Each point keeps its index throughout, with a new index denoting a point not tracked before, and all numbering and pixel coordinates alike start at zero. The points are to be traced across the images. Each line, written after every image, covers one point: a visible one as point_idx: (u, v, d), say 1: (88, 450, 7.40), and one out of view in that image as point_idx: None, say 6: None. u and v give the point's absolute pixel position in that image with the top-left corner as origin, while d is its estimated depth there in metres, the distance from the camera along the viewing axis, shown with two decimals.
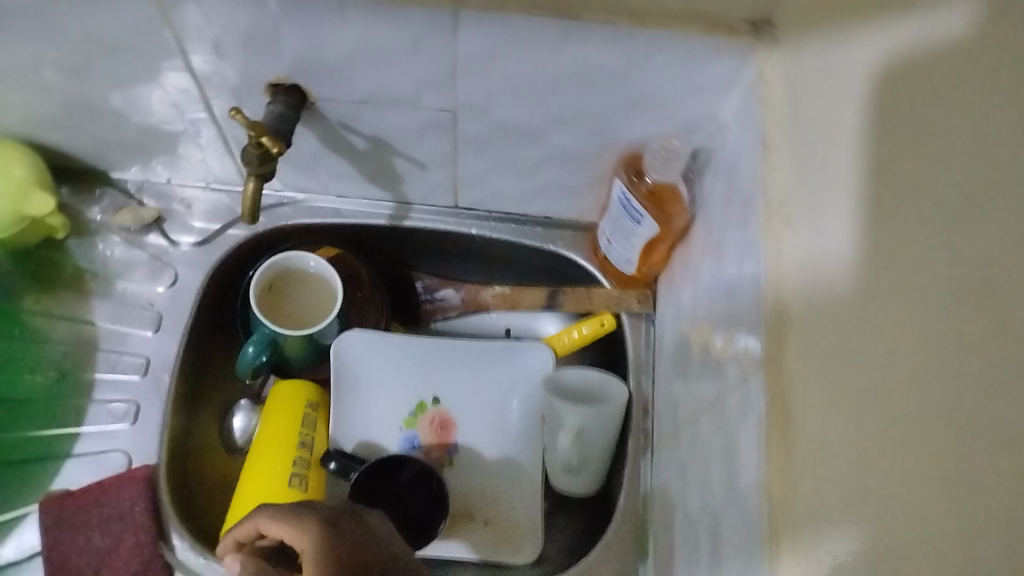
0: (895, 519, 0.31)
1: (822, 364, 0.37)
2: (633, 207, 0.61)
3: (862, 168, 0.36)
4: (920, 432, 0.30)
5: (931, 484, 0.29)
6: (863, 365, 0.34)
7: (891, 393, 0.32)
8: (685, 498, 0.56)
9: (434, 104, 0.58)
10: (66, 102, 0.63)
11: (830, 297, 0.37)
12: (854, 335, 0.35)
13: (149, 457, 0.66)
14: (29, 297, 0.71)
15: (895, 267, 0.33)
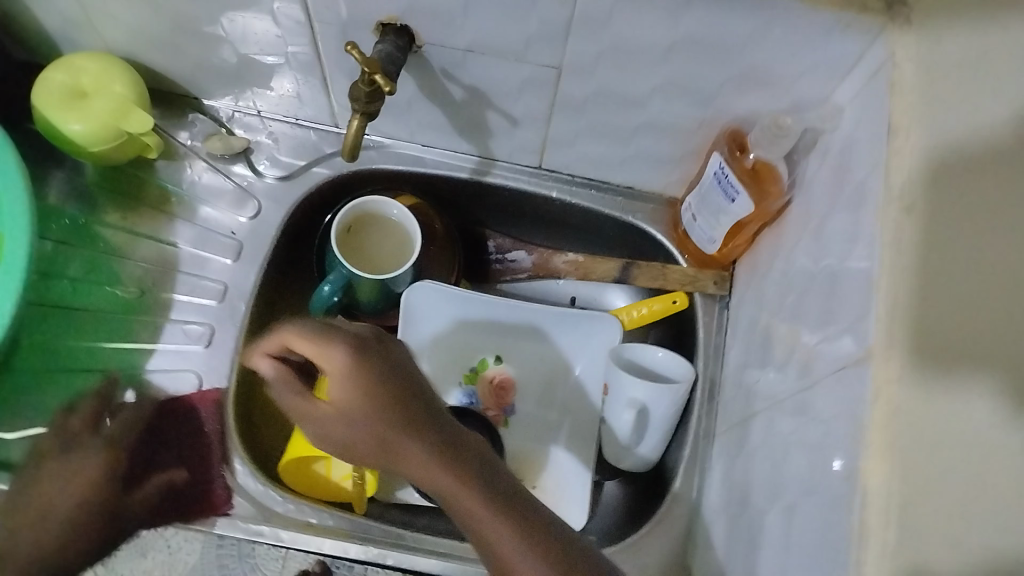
0: (931, 486, 0.35)
1: (925, 313, 0.39)
2: (730, 183, 0.60)
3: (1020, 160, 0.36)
4: (982, 427, 0.34)
5: (975, 481, 0.34)
6: (966, 334, 0.36)
7: (976, 376, 0.35)
8: (746, 486, 0.56)
9: (540, 58, 0.58)
10: (172, 23, 0.63)
11: (941, 338, 0.37)
12: (969, 308, 0.36)
13: (219, 380, 0.68)
14: (114, 213, 0.72)
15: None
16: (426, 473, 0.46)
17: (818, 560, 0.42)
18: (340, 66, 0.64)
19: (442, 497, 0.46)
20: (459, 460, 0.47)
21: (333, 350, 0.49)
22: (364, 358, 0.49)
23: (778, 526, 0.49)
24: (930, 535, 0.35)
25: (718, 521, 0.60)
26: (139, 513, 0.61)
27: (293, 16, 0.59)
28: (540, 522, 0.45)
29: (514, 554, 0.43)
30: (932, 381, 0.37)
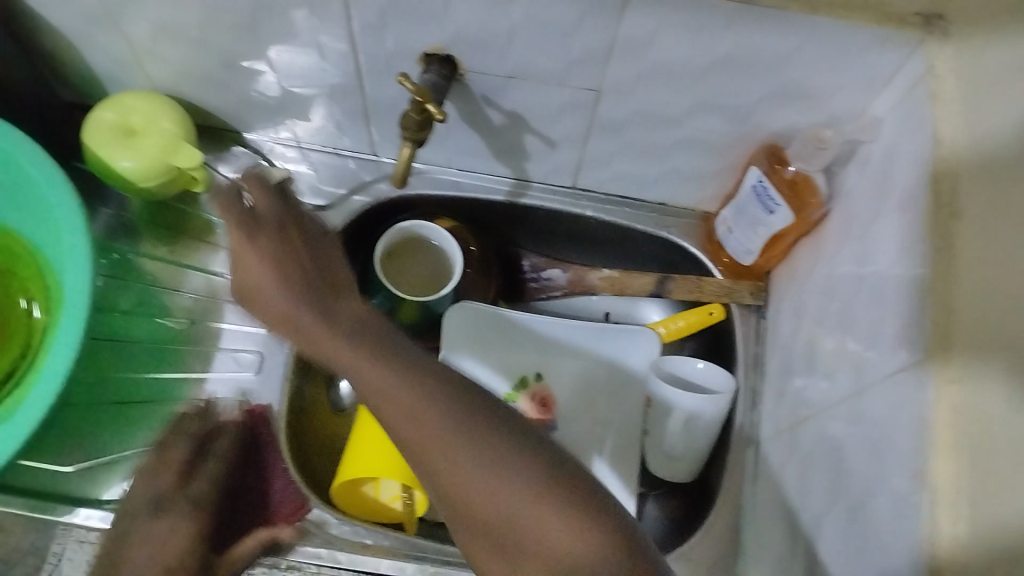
0: (997, 477, 0.37)
1: (981, 310, 0.40)
2: (769, 196, 0.61)
3: None
4: None
5: None
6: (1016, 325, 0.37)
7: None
8: (799, 491, 0.57)
9: (581, 82, 0.60)
10: (219, 60, 0.65)
11: (993, 330, 0.39)
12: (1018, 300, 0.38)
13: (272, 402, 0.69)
14: (161, 247, 0.75)
15: None
16: (352, 363, 0.45)
17: (887, 558, 0.43)
18: (382, 96, 0.66)
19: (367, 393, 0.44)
20: (387, 352, 0.45)
21: (256, 241, 0.49)
22: (285, 245, 0.49)
23: (840, 530, 0.50)
24: (999, 528, 0.36)
25: (770, 527, 0.61)
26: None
27: (339, 49, 0.61)
28: (483, 407, 0.42)
29: (449, 445, 0.40)
30: (991, 375, 0.38)
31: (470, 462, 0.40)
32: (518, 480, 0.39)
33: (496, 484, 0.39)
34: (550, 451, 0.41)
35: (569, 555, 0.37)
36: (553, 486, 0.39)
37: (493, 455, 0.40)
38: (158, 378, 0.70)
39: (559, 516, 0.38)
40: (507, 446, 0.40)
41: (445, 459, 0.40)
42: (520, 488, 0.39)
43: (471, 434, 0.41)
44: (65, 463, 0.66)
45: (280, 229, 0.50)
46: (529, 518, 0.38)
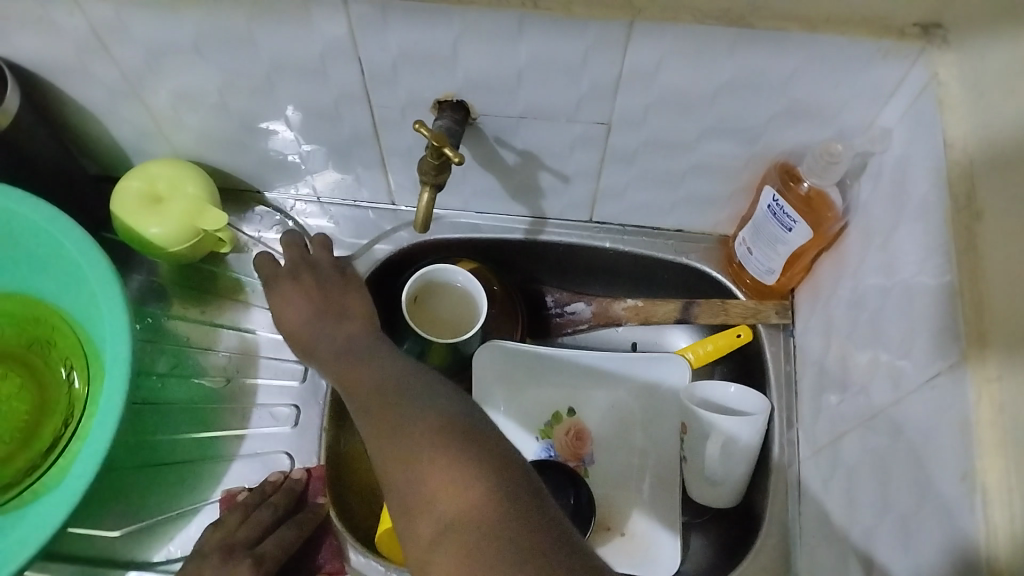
0: None
1: (1011, 311, 0.40)
2: (786, 213, 0.62)
3: None
4: None
5: None
6: None
7: None
8: (846, 507, 0.56)
9: (591, 116, 0.61)
10: (239, 122, 0.67)
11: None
12: None
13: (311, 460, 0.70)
14: (193, 308, 0.76)
15: None
16: (349, 368, 0.53)
17: (944, 568, 0.42)
18: (396, 146, 0.68)
19: (348, 389, 0.51)
20: (376, 361, 0.52)
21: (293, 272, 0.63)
22: (319, 277, 0.62)
23: (893, 544, 0.49)
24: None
25: (822, 547, 0.60)
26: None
27: (353, 102, 0.63)
28: (423, 391, 0.47)
29: (384, 417, 0.46)
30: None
31: (392, 429, 0.45)
32: (423, 440, 0.43)
33: (406, 445, 0.43)
34: (466, 423, 0.44)
35: (453, 503, 0.40)
36: (452, 447, 0.42)
37: (410, 422, 0.44)
38: (196, 438, 0.71)
39: (451, 470, 0.41)
40: (424, 416, 0.44)
41: (377, 433, 0.45)
42: (421, 446, 0.43)
43: (401, 410, 0.46)
44: (110, 528, 0.67)
45: (310, 267, 0.64)
46: (427, 472, 0.42)
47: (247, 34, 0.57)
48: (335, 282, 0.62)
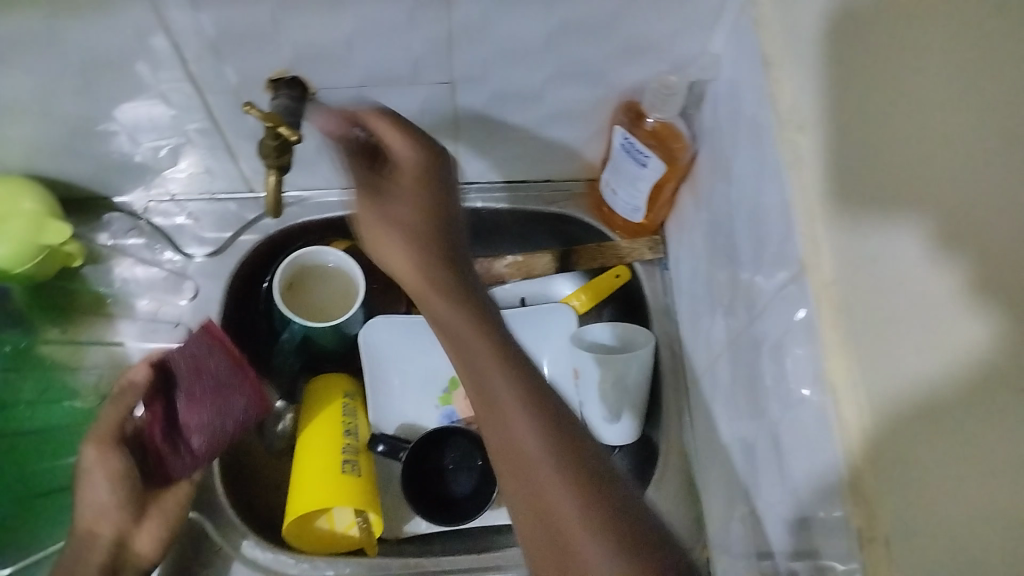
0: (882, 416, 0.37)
1: (841, 232, 0.41)
2: (637, 150, 0.64)
3: (892, 80, 0.38)
4: (900, 347, 0.36)
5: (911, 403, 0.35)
6: (875, 257, 0.38)
7: (886, 303, 0.37)
8: (728, 424, 0.58)
9: (432, 78, 0.60)
10: (67, 128, 0.63)
11: (853, 253, 0.40)
12: (870, 231, 0.38)
13: None
14: (54, 329, 0.73)
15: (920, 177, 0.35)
16: (476, 363, 0.48)
17: (806, 470, 0.44)
18: (241, 132, 0.66)
19: (496, 408, 0.46)
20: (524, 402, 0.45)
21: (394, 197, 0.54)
22: (414, 207, 0.53)
23: (768, 452, 0.51)
24: (891, 404, 0.36)
25: (714, 464, 0.62)
26: (148, 553, 0.58)
27: (183, 92, 0.60)
28: (577, 443, 0.44)
29: (534, 458, 0.43)
30: (865, 310, 0.38)
31: (545, 474, 0.42)
32: (576, 503, 0.41)
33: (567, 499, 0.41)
34: (609, 476, 0.42)
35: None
36: (609, 517, 0.40)
37: (568, 477, 0.42)
38: (73, 463, 0.68)
39: (617, 553, 0.39)
40: (586, 476, 0.42)
41: (531, 476, 0.43)
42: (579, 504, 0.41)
43: (557, 459, 0.43)
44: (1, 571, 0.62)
45: (435, 210, 0.54)
46: (591, 544, 0.39)
47: (51, 35, 0.53)
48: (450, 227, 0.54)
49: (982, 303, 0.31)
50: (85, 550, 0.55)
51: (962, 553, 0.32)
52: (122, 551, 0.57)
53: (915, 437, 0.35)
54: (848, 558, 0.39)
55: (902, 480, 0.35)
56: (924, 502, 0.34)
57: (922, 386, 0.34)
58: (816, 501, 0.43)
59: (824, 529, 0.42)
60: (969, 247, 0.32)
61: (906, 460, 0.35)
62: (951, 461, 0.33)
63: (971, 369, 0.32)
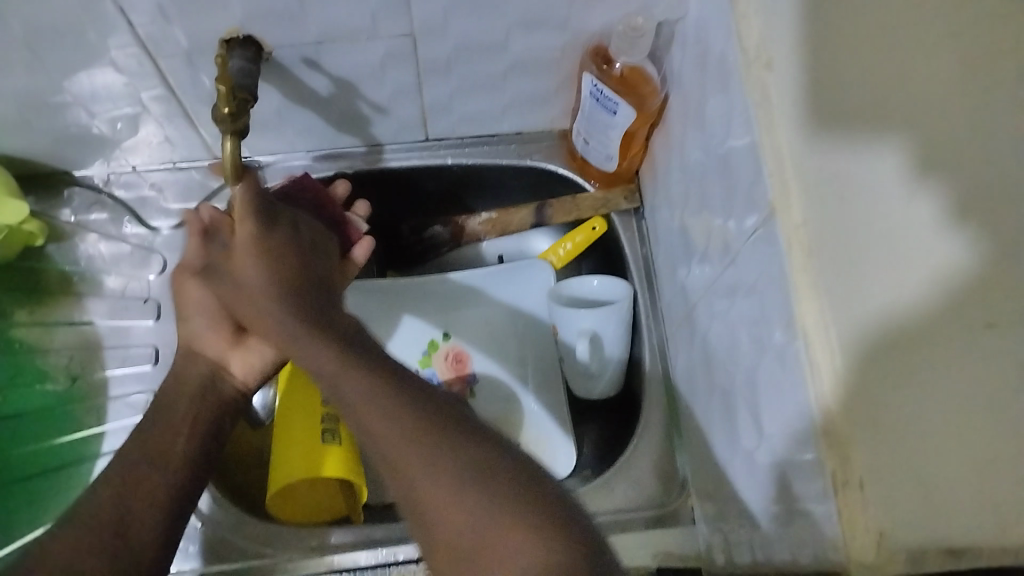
0: (858, 380, 0.35)
1: (818, 169, 0.38)
2: (607, 96, 0.62)
3: (835, 51, 0.38)
4: (879, 303, 0.34)
5: (898, 357, 0.34)
6: (845, 211, 0.36)
7: (852, 257, 0.36)
8: (707, 372, 0.58)
9: (391, 31, 0.58)
10: (18, 102, 0.61)
11: (830, 186, 0.37)
12: (844, 183, 0.37)
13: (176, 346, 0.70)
14: (22, 311, 0.71)
15: (888, 129, 0.35)
16: (324, 361, 0.46)
17: (780, 416, 0.44)
18: (198, 97, 0.63)
19: (363, 424, 0.43)
20: (371, 377, 0.44)
21: (243, 274, 0.52)
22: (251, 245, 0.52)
23: (746, 400, 0.50)
24: (867, 332, 0.35)
25: (694, 412, 0.62)
26: (244, 375, 0.60)
27: (134, 59, 0.58)
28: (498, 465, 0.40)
29: (421, 474, 0.40)
30: (840, 264, 0.36)
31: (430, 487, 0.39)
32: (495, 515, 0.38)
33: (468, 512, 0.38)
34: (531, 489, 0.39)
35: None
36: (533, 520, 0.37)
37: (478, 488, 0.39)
38: (54, 445, 0.67)
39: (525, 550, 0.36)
40: (494, 485, 0.39)
41: (431, 502, 0.39)
42: (490, 518, 0.38)
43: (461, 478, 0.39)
44: None
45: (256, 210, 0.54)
46: (506, 549, 0.37)
47: None
48: (315, 280, 0.53)
49: (968, 224, 0.32)
50: (189, 361, 0.59)
51: (935, 485, 0.32)
52: (222, 371, 0.59)
53: (892, 373, 0.34)
54: (822, 504, 0.38)
55: (880, 425, 0.34)
56: (909, 457, 0.33)
57: (907, 308, 0.34)
58: (792, 449, 0.42)
59: (799, 474, 0.41)
60: (958, 171, 0.33)
61: (882, 401, 0.34)
62: (943, 405, 0.33)
63: (955, 285, 0.32)
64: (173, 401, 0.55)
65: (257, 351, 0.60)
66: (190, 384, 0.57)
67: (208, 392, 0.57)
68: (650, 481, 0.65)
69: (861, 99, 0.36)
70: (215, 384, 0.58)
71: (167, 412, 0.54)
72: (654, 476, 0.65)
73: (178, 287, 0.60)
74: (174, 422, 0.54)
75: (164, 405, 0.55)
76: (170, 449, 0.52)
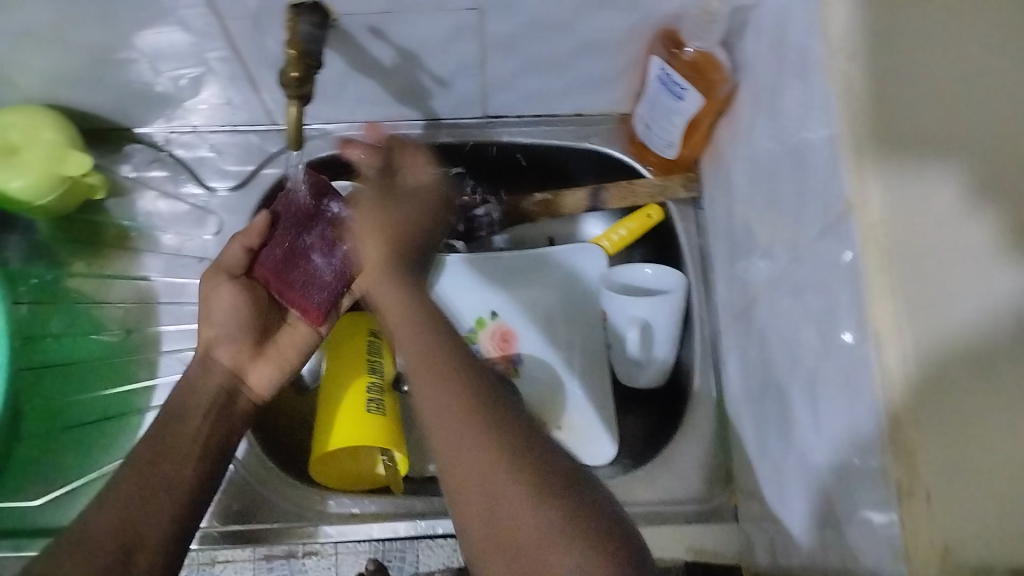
0: (928, 414, 0.34)
1: (897, 179, 0.37)
2: (675, 82, 0.61)
3: (923, 72, 0.38)
4: (948, 335, 0.34)
5: (962, 387, 0.33)
6: (925, 235, 0.36)
7: (926, 275, 0.35)
8: (762, 369, 0.57)
9: (459, 3, 0.57)
10: (87, 57, 0.62)
11: (902, 207, 0.36)
12: (924, 205, 0.36)
13: None
14: (81, 262, 0.73)
15: (969, 153, 0.36)
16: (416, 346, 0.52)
17: (840, 418, 0.42)
18: (263, 60, 0.63)
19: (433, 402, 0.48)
20: (460, 390, 0.48)
21: (371, 229, 0.59)
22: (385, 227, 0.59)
23: (805, 401, 0.48)
24: (943, 353, 0.34)
25: (745, 408, 0.61)
26: (261, 393, 0.62)
27: (202, 19, 0.58)
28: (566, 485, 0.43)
29: (500, 473, 0.44)
30: (918, 283, 0.35)
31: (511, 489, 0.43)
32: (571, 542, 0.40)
33: (546, 518, 0.41)
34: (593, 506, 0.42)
35: None
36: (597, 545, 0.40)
37: (561, 519, 0.41)
38: (104, 396, 0.68)
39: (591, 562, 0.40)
40: (558, 502, 0.42)
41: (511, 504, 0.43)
42: (548, 527, 0.41)
43: (536, 496, 0.42)
44: (31, 498, 0.64)
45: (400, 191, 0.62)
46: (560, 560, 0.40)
47: None
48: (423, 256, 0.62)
49: None
50: (204, 371, 0.60)
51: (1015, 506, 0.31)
52: (239, 381, 0.61)
53: (972, 395, 0.33)
54: (883, 515, 0.37)
55: (943, 460, 0.33)
56: (982, 486, 0.32)
57: (976, 332, 0.34)
58: (852, 453, 0.40)
59: (859, 478, 0.40)
60: (1020, 202, 0.34)
61: (958, 420, 0.33)
62: (1005, 431, 0.32)
63: (1016, 316, 0.33)
64: (185, 417, 0.56)
65: (273, 365, 0.64)
66: (207, 394, 0.58)
67: (221, 408, 0.59)
68: (694, 476, 0.64)
69: (935, 122, 0.37)
70: (234, 394, 0.60)
71: (173, 438, 0.54)
72: (699, 471, 0.64)
73: (210, 289, 0.63)
74: (182, 446, 0.54)
75: (176, 420, 0.55)
76: (179, 474, 0.52)
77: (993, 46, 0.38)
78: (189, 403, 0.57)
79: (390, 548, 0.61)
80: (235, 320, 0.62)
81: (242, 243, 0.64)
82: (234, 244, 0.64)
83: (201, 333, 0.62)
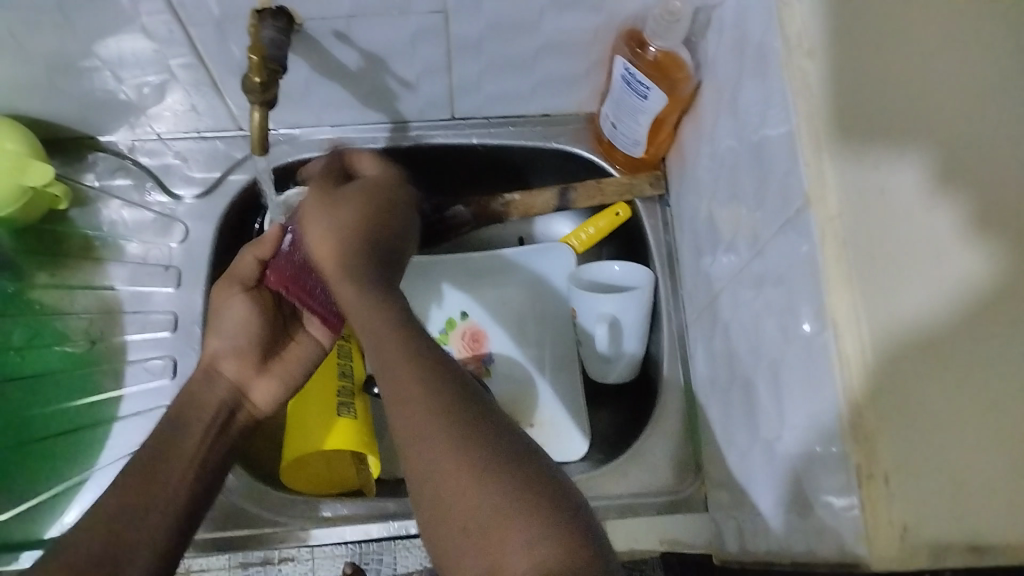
0: (890, 397, 0.35)
1: (856, 172, 0.38)
2: (638, 81, 0.62)
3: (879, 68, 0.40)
4: (912, 321, 0.35)
5: (926, 372, 0.34)
6: (885, 225, 0.37)
7: (883, 263, 0.36)
8: (729, 361, 0.58)
9: (424, 6, 0.58)
10: (48, 65, 0.61)
11: (860, 201, 0.37)
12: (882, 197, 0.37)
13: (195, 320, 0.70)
14: (43, 273, 0.72)
15: (928, 147, 0.37)
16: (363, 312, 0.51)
17: (803, 406, 0.43)
18: (227, 66, 0.63)
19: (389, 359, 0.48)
20: (419, 377, 0.46)
21: (341, 207, 0.56)
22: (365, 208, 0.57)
23: (770, 391, 0.49)
24: (905, 340, 0.35)
25: (713, 400, 0.62)
26: (263, 407, 0.61)
27: (164, 25, 0.58)
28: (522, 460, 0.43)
29: (454, 446, 0.43)
30: (875, 271, 0.36)
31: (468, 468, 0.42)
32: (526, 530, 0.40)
33: (501, 496, 0.41)
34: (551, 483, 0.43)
35: None
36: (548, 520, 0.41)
37: (516, 498, 0.41)
38: (71, 408, 0.68)
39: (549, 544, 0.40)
40: (515, 479, 0.42)
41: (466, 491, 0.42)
42: (504, 508, 0.41)
43: (493, 477, 0.42)
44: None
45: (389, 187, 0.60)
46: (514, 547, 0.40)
47: None
48: (387, 250, 0.56)
49: (987, 242, 0.35)
50: (207, 383, 0.59)
51: (968, 485, 0.33)
52: (242, 397, 0.60)
53: (933, 380, 0.34)
54: (844, 500, 0.38)
55: (901, 444, 0.34)
56: (939, 470, 0.33)
57: (938, 317, 0.35)
58: (815, 439, 0.42)
59: (821, 469, 0.41)
60: (977, 193, 0.35)
61: (919, 404, 0.34)
62: (964, 414, 0.34)
63: (976, 302, 0.34)
64: (187, 424, 0.55)
65: (278, 380, 0.62)
66: (209, 409, 0.57)
67: (220, 424, 0.57)
68: (665, 471, 0.65)
69: (893, 116, 0.38)
70: (234, 410, 0.59)
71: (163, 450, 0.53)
72: (670, 465, 0.65)
73: (221, 301, 0.62)
74: (180, 456, 0.53)
75: (171, 435, 0.54)
76: (171, 489, 0.51)
77: (949, 43, 0.39)
78: (190, 417, 0.56)
79: (365, 552, 0.63)
80: (234, 337, 0.61)
81: (253, 253, 0.62)
82: (246, 254, 0.62)
83: (208, 345, 0.61)
